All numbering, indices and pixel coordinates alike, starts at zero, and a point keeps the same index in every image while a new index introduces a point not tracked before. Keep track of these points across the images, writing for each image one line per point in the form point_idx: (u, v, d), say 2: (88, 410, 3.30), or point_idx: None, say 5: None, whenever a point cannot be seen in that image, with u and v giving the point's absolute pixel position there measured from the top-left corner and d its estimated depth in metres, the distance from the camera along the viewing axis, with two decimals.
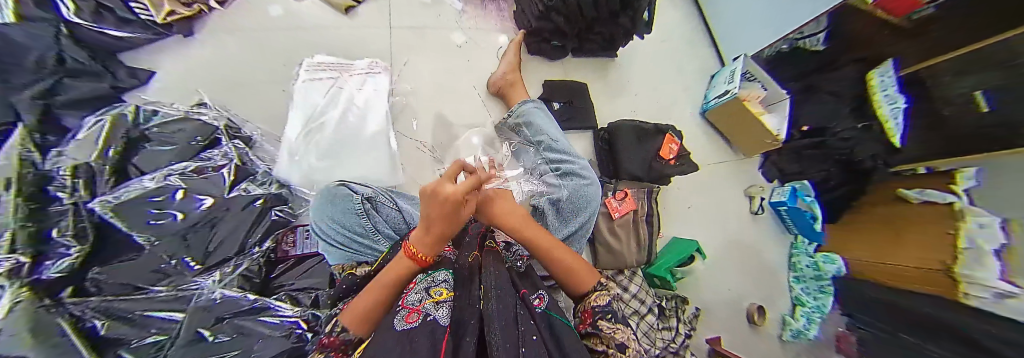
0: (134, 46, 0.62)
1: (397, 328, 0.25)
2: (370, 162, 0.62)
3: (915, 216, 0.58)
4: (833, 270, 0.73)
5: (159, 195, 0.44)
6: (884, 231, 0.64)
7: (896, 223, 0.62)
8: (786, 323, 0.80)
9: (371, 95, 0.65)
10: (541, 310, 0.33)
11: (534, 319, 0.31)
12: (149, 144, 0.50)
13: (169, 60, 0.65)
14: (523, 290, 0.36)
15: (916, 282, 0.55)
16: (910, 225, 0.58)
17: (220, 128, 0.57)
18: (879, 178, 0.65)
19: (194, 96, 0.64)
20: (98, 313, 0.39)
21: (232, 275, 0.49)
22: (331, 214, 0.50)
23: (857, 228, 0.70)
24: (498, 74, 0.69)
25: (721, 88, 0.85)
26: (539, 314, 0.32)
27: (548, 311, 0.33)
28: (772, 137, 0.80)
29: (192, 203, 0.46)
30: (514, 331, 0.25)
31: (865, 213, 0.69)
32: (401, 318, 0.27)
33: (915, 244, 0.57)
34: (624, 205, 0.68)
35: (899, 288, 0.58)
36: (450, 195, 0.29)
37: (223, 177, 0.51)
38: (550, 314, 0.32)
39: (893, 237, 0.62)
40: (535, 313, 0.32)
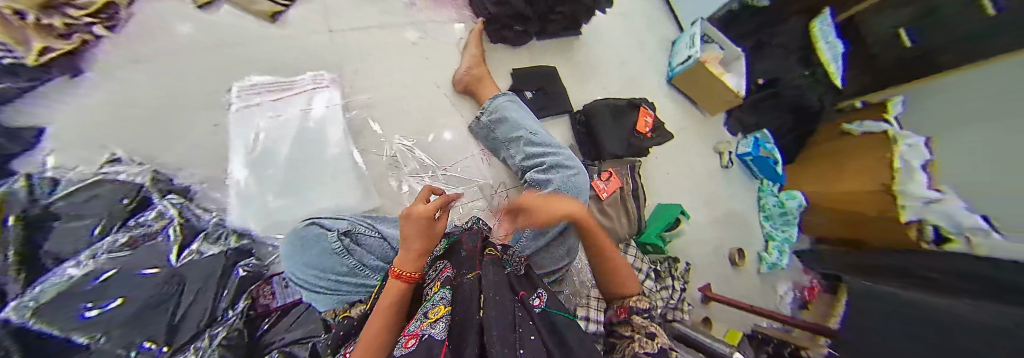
0: (8, 98, 0.47)
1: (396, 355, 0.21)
2: (336, 190, 0.56)
3: (852, 147, 0.67)
4: (795, 205, 0.82)
5: (100, 275, 0.36)
6: (825, 163, 0.74)
7: (834, 156, 0.71)
8: (761, 259, 0.89)
9: (321, 115, 0.58)
10: (541, 309, 0.32)
11: (532, 315, 0.30)
12: (59, 223, 0.40)
13: (65, 109, 0.51)
14: (521, 292, 0.35)
15: (866, 204, 0.62)
16: (848, 156, 0.68)
17: (144, 185, 0.49)
18: (825, 118, 0.74)
19: (105, 151, 0.51)
20: None
21: (209, 347, 0.41)
22: (304, 259, 0.44)
23: (805, 164, 0.79)
24: (463, 69, 0.64)
25: (684, 54, 0.86)
26: (538, 313, 0.31)
27: (548, 309, 0.32)
28: (732, 95, 0.83)
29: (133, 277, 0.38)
30: (512, 333, 0.23)
31: (811, 150, 0.78)
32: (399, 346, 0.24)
33: (854, 172, 0.66)
34: (610, 185, 0.67)
35: (856, 212, 0.64)
36: (421, 211, 0.38)
37: (170, 240, 0.45)
38: (550, 311, 0.31)
39: (835, 168, 0.71)
40: (534, 314, 0.31)
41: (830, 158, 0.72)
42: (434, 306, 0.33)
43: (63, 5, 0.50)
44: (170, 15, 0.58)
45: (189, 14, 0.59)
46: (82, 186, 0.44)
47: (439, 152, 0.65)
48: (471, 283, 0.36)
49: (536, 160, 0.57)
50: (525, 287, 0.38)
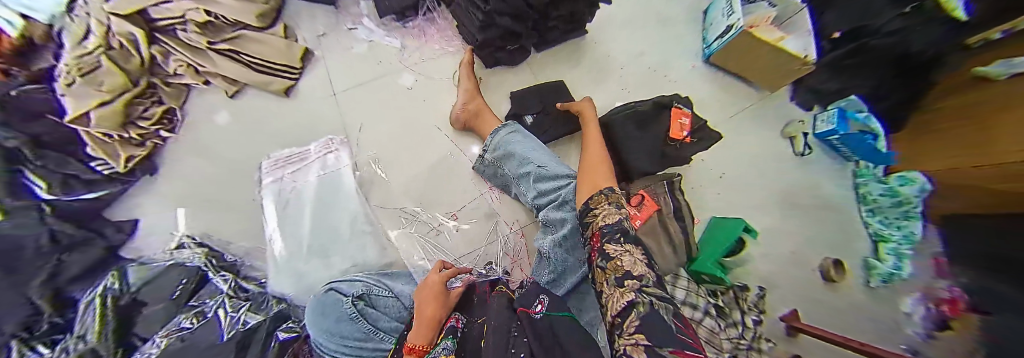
0: (112, 202, 0.61)
1: None
2: (356, 250, 0.58)
3: (988, 103, 0.46)
4: (913, 191, 0.61)
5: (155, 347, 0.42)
6: (959, 117, 0.52)
7: (969, 110, 0.50)
8: (870, 268, 0.68)
9: (335, 177, 0.61)
10: (542, 313, 0.28)
11: (523, 324, 0.25)
12: (146, 305, 0.50)
13: (147, 203, 0.64)
14: (520, 307, 0.31)
15: (1017, 189, 0.40)
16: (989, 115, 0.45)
17: (205, 266, 0.57)
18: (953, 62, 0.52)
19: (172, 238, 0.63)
20: None
21: None
22: (323, 324, 0.42)
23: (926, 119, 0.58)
24: (460, 105, 0.61)
25: (722, 24, 0.71)
26: (535, 317, 0.27)
27: (549, 311, 0.27)
28: (799, 62, 0.65)
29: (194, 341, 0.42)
30: (497, 349, 0.22)
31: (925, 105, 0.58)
32: None
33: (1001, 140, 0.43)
34: (643, 210, 0.51)
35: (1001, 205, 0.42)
36: (433, 279, 0.45)
37: (219, 317, 0.49)
38: (550, 313, 0.27)
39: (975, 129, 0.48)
40: (529, 318, 0.27)
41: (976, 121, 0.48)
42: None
43: (136, 119, 0.61)
44: (212, 107, 0.68)
45: (227, 104, 0.69)
46: (160, 270, 0.54)
47: (451, 195, 0.65)
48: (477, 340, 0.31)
49: (548, 197, 0.51)
50: (528, 294, 0.34)
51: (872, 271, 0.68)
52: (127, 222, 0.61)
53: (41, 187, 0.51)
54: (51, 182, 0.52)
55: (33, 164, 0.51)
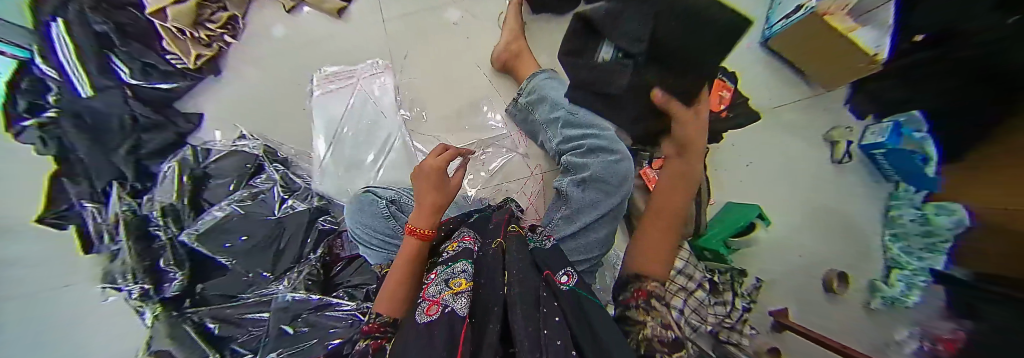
0: (180, 96, 0.67)
1: (420, 322, 0.27)
2: (392, 163, 0.65)
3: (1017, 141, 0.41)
4: (947, 222, 0.48)
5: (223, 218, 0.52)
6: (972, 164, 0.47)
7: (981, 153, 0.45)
8: (877, 290, 0.57)
9: (381, 94, 0.68)
10: (569, 289, 0.35)
11: (559, 298, 0.33)
12: (212, 179, 0.57)
13: (208, 101, 0.70)
14: (546, 271, 0.37)
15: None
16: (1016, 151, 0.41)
17: (261, 156, 0.61)
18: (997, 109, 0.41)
19: (235, 131, 0.70)
20: (212, 318, 0.50)
21: (298, 277, 0.55)
22: (362, 219, 0.52)
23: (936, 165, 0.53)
24: (502, 45, 0.65)
25: (793, 3, 0.68)
26: (566, 293, 0.34)
27: (575, 289, 0.35)
28: (867, 59, 0.61)
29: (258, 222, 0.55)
30: (536, 315, 0.28)
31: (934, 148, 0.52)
32: (423, 311, 0.29)
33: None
34: (665, 175, 0.61)
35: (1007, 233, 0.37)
36: (428, 164, 0.47)
37: (273, 196, 0.58)
38: (577, 291, 0.34)
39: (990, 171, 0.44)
40: (561, 293, 0.34)
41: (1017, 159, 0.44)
42: (455, 276, 0.35)
43: (204, 22, 0.66)
44: (268, 21, 0.72)
45: (282, 17, 0.72)
46: (223, 154, 0.59)
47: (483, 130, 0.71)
48: (495, 259, 0.38)
49: (574, 143, 0.54)
50: (553, 261, 0.40)
51: (878, 294, 0.56)
52: (193, 114, 0.67)
53: (123, 70, 0.60)
54: (132, 68, 0.60)
55: (119, 49, 0.59)
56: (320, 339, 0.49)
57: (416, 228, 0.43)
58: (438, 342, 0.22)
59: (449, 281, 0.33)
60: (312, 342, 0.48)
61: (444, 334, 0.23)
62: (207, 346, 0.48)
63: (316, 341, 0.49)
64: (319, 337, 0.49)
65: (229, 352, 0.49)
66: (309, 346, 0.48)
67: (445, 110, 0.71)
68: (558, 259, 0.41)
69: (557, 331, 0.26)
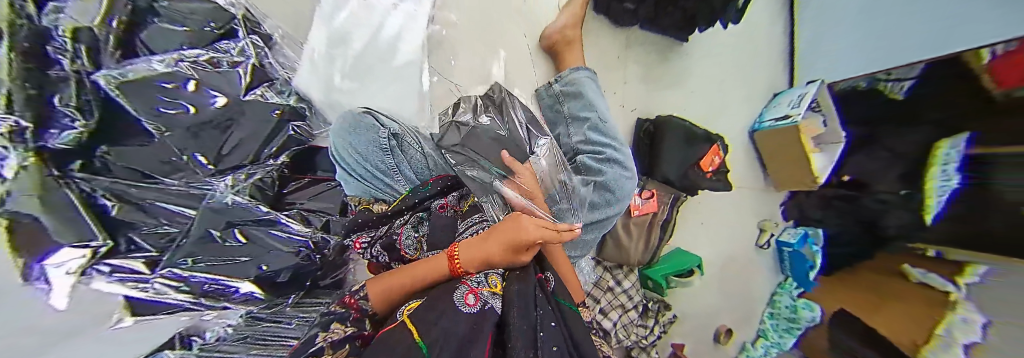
0: None
1: (465, 311, 0.30)
2: (399, 95, 0.56)
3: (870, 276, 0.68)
4: (808, 318, 0.76)
5: (171, 82, 0.38)
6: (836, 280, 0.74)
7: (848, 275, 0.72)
8: (745, 349, 0.85)
9: (409, 15, 0.58)
10: (552, 295, 0.38)
11: (551, 306, 0.36)
12: (159, 20, 0.42)
13: None
14: (540, 274, 0.40)
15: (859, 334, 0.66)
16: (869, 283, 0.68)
17: (237, 18, 0.50)
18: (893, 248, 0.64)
19: None
20: (108, 193, 0.32)
21: (244, 182, 0.45)
22: (355, 145, 0.45)
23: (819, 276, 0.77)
24: (557, 26, 0.63)
25: (782, 111, 0.81)
26: (552, 301, 0.37)
27: (558, 298, 0.38)
28: (811, 176, 0.76)
29: (205, 98, 0.41)
30: (533, 316, 0.32)
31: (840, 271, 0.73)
32: (462, 299, 0.32)
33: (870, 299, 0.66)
34: (647, 205, 0.68)
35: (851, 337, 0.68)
36: (525, 224, 0.37)
37: (240, 76, 0.46)
38: (562, 302, 0.37)
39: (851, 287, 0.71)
40: (550, 299, 0.37)
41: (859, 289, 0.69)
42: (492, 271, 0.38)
43: None
44: None
45: None
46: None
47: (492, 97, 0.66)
48: None
49: (595, 147, 0.55)
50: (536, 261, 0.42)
51: (744, 352, 0.85)
52: None
53: None
54: None
55: None
56: (253, 258, 0.42)
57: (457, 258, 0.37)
58: (478, 332, 0.29)
59: (489, 277, 0.36)
60: (242, 260, 0.41)
61: (487, 332, 0.29)
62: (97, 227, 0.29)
63: (251, 258, 0.42)
64: (255, 256, 0.42)
65: (126, 241, 0.32)
66: (241, 263, 0.40)
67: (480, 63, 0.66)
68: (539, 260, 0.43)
69: (555, 337, 0.31)
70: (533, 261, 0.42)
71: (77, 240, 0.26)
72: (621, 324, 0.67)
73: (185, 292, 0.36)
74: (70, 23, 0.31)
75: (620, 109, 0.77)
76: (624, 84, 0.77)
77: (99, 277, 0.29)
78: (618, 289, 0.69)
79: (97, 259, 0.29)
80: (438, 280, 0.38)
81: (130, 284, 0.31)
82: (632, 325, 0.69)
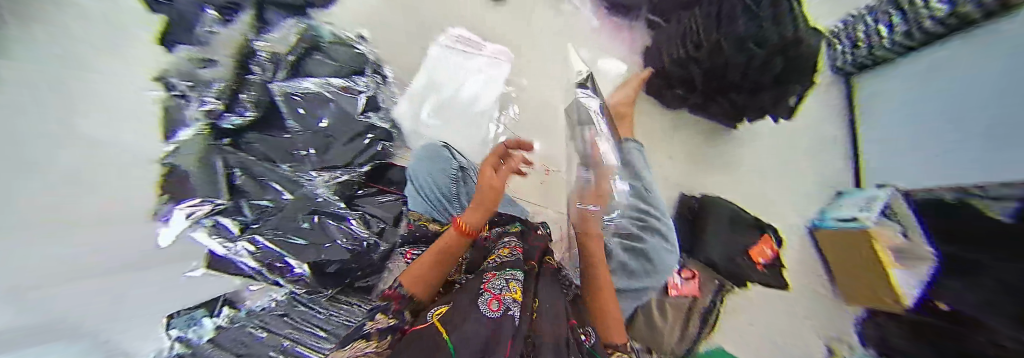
0: None
1: (488, 314, 0.32)
2: (468, 135, 0.69)
3: None
4: None
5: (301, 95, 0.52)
6: None
7: None
8: None
9: (486, 78, 0.73)
10: (587, 348, 0.37)
11: (580, 352, 0.35)
12: (317, 55, 0.56)
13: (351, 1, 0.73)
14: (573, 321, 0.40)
15: None
16: None
17: (370, 62, 0.64)
18: None
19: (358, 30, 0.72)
20: (236, 164, 0.44)
21: (331, 182, 0.55)
22: (429, 171, 0.56)
23: None
24: (612, 101, 0.71)
25: (850, 212, 0.69)
26: (586, 351, 0.36)
27: (592, 351, 0.37)
28: (896, 302, 0.59)
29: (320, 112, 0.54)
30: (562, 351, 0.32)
31: None
32: (487, 304, 0.33)
33: None
34: (688, 286, 0.63)
35: None
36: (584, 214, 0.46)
37: (359, 101, 0.59)
38: (596, 355, 0.36)
39: None
40: (581, 348, 0.36)
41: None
42: (512, 279, 0.40)
43: None
44: None
45: None
46: (337, 42, 0.60)
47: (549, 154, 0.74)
48: (532, 282, 0.43)
49: (639, 214, 0.55)
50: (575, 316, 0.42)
51: None
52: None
53: None
54: None
55: None
56: (313, 243, 0.47)
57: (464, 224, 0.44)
58: (499, 333, 0.29)
59: (509, 283, 0.39)
60: (307, 244, 0.46)
61: (506, 333, 0.30)
62: (224, 187, 0.41)
63: (311, 245, 0.47)
64: (313, 242, 0.47)
65: (235, 205, 0.42)
66: (301, 246, 0.46)
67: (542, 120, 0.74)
68: (580, 317, 0.43)
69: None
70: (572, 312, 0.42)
71: (207, 194, 0.38)
72: None
73: (258, 260, 0.41)
74: (268, 48, 0.51)
75: (664, 181, 0.79)
76: (668, 159, 0.80)
77: (196, 227, 0.36)
78: None
79: (213, 214, 0.39)
80: (454, 248, 0.44)
81: (221, 240, 0.38)
82: None
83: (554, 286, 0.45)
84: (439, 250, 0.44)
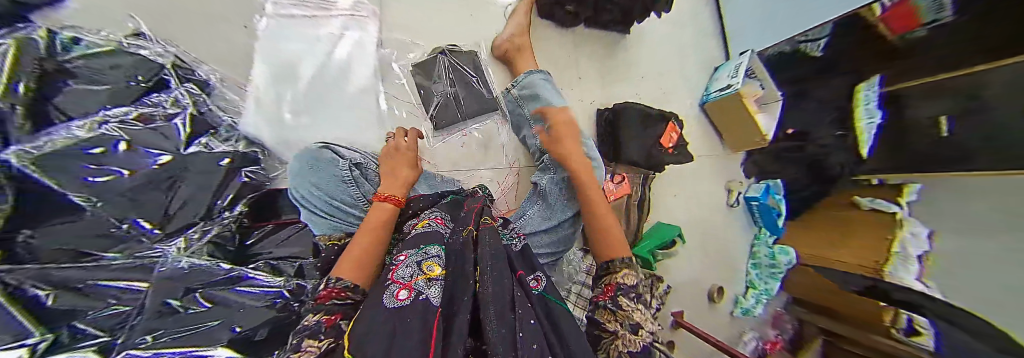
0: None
1: (389, 306, 0.30)
2: (356, 120, 0.60)
3: (825, 210, 0.79)
4: (786, 261, 0.86)
5: (97, 147, 0.37)
6: (800, 226, 0.84)
7: (808, 222, 0.82)
8: (737, 302, 0.93)
9: (353, 44, 0.61)
10: (538, 293, 0.41)
11: (531, 302, 0.38)
12: (72, 81, 0.39)
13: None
14: (520, 273, 0.42)
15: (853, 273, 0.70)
16: (819, 220, 0.80)
17: (167, 66, 0.49)
18: (840, 185, 0.76)
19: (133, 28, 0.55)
20: (36, 281, 0.31)
21: (198, 242, 0.45)
22: (315, 181, 0.48)
23: (795, 228, 0.86)
24: (505, 36, 0.68)
25: (725, 82, 0.89)
26: (536, 298, 0.39)
27: (544, 294, 0.41)
28: (760, 136, 0.87)
29: (141, 158, 0.40)
30: (510, 317, 0.32)
31: (813, 214, 0.82)
32: (392, 295, 0.32)
33: (829, 236, 0.77)
34: (620, 188, 0.70)
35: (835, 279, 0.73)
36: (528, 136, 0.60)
37: (177, 128, 0.45)
38: (546, 296, 0.40)
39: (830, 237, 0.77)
40: (533, 297, 0.39)
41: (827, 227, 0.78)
42: (427, 258, 0.38)
43: None
44: None
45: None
46: (86, 53, 0.42)
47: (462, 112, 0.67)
48: (465, 251, 0.42)
49: None
50: (523, 266, 0.45)
51: (738, 305, 0.92)
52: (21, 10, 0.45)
53: None
54: None
55: None
56: (223, 320, 0.37)
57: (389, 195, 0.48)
58: (413, 324, 0.27)
59: (421, 264, 0.37)
60: (211, 324, 0.36)
61: (417, 321, 0.28)
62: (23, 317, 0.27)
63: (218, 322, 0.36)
64: (225, 318, 0.37)
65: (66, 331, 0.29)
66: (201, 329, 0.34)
67: (453, 82, 0.67)
68: (528, 264, 0.47)
69: (532, 334, 0.31)
70: (522, 265, 0.45)
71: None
72: None
73: None
74: None
75: (581, 103, 0.82)
76: (579, 79, 0.82)
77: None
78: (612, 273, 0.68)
79: None
80: (388, 219, 0.46)
81: None
82: None
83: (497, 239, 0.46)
84: (376, 223, 0.44)
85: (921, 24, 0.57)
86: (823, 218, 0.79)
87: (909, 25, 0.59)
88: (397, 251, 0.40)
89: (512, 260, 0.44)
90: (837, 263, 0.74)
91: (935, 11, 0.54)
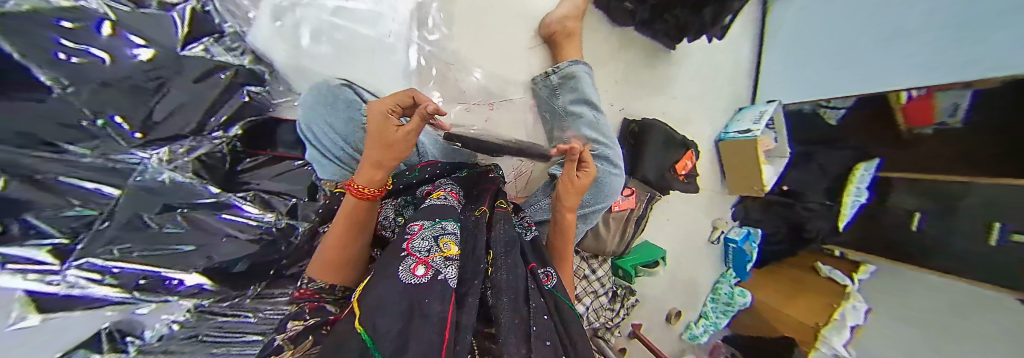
0: None
1: (408, 281, 0.28)
2: (373, 63, 0.56)
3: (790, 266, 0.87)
4: (742, 302, 0.93)
5: (74, 20, 0.29)
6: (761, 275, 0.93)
7: (767, 272, 0.91)
8: (687, 326, 0.98)
9: None
10: (549, 289, 0.40)
11: (545, 297, 0.38)
12: None
13: None
14: (534, 265, 0.41)
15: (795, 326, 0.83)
16: (780, 275, 0.88)
17: None
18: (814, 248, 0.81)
19: None
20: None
21: (185, 157, 0.40)
22: (329, 118, 0.44)
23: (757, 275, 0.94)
24: (559, 16, 0.63)
25: (746, 125, 0.89)
26: (548, 293, 0.39)
27: (554, 291, 0.40)
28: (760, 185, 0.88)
29: (123, 46, 0.32)
30: (526, 311, 0.32)
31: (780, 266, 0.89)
32: (409, 268, 0.29)
33: (784, 290, 0.87)
34: (626, 201, 0.71)
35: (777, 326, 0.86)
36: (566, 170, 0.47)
37: (174, 21, 0.39)
38: (557, 293, 0.40)
39: (789, 292, 0.86)
40: (545, 291, 0.38)
41: (790, 280, 0.86)
42: (443, 234, 0.36)
43: None
44: None
45: None
46: None
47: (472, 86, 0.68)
48: (482, 232, 0.41)
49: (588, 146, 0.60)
50: (535, 258, 0.44)
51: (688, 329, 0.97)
52: None
53: None
54: None
55: None
56: (203, 246, 0.37)
57: (359, 187, 0.33)
58: (431, 305, 0.26)
59: (438, 240, 0.34)
60: (183, 248, 0.35)
61: (437, 302, 0.27)
62: None
63: (194, 249, 0.36)
64: (205, 244, 0.37)
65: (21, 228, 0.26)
66: (184, 252, 0.35)
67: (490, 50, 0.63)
68: (538, 256, 0.46)
69: (546, 330, 0.31)
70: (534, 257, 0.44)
71: None
72: (592, 309, 0.69)
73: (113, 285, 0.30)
74: None
75: (610, 108, 0.81)
76: (614, 83, 0.81)
77: None
78: (592, 277, 0.71)
79: None
80: (363, 215, 0.34)
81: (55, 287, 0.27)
82: (602, 308, 0.72)
83: (511, 228, 0.43)
84: (347, 221, 0.34)
85: (931, 123, 0.62)
86: (784, 274, 0.87)
87: (923, 121, 0.63)
88: (412, 219, 0.37)
89: (527, 250, 0.44)
90: (786, 316, 0.85)
91: (948, 114, 0.59)
